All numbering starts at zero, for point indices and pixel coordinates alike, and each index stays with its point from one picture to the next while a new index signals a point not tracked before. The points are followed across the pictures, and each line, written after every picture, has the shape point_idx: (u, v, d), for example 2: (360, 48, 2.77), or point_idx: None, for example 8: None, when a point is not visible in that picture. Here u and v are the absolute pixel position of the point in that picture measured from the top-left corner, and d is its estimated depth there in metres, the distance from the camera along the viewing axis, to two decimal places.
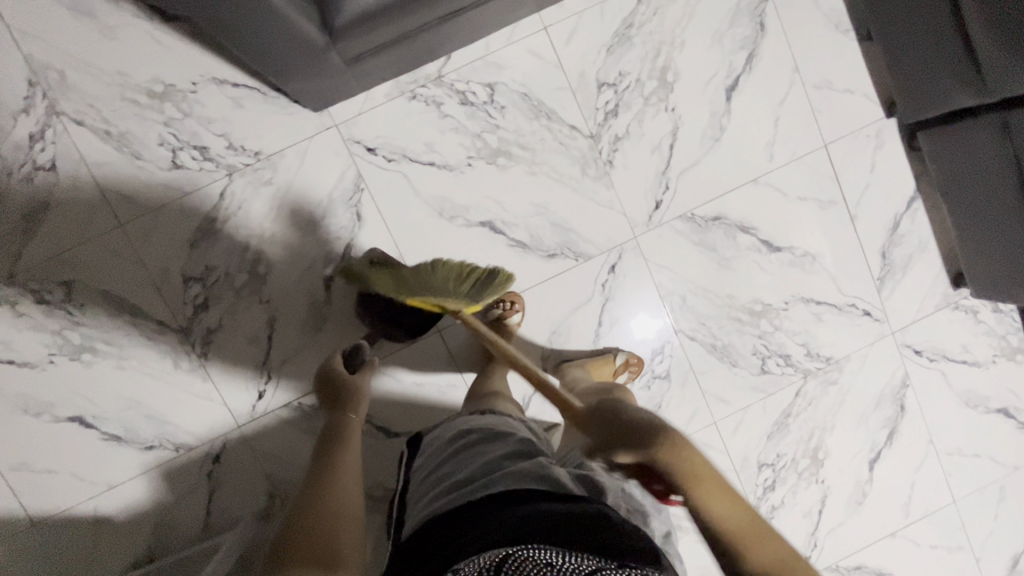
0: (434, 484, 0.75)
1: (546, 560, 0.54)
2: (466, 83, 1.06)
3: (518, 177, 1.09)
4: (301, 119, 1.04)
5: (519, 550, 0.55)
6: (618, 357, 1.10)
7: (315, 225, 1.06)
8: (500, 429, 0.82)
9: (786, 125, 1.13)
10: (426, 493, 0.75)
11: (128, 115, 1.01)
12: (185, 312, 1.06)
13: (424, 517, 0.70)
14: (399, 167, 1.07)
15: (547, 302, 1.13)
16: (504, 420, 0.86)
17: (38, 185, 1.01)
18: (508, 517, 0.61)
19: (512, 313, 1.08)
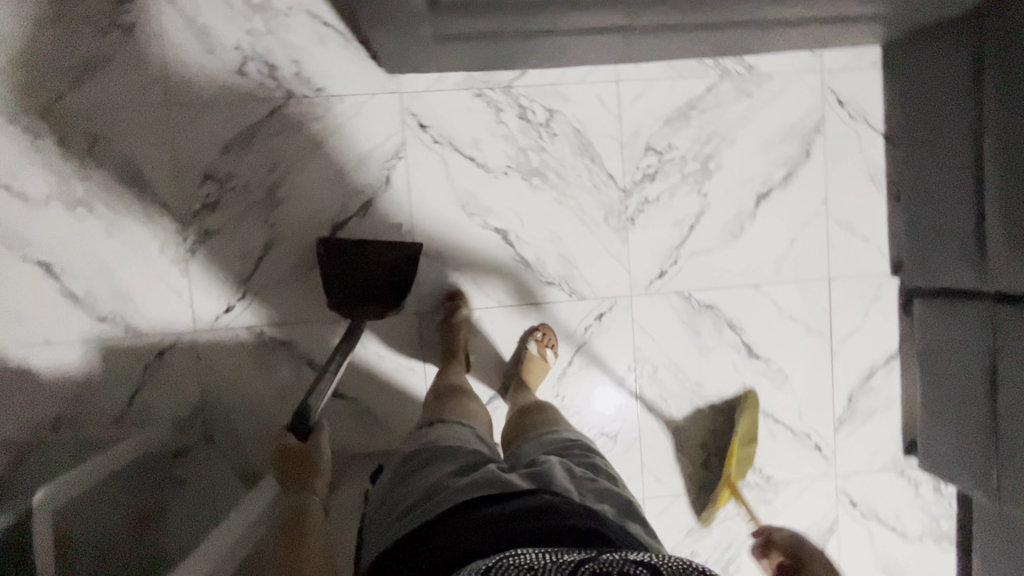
0: (389, 507, 0.76)
1: (527, 562, 0.54)
2: (530, 101, 1.11)
3: (545, 201, 1.13)
4: (370, 75, 1.08)
5: (501, 560, 0.54)
6: (532, 349, 1.12)
7: (345, 174, 1.09)
8: (447, 443, 0.83)
9: (800, 248, 1.18)
10: (383, 517, 0.76)
11: (217, 13, 1.06)
12: (192, 206, 1.07)
13: (380, 544, 0.70)
14: (441, 151, 1.11)
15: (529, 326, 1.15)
16: (453, 431, 0.88)
17: (109, 42, 1.05)
18: (472, 523, 0.63)
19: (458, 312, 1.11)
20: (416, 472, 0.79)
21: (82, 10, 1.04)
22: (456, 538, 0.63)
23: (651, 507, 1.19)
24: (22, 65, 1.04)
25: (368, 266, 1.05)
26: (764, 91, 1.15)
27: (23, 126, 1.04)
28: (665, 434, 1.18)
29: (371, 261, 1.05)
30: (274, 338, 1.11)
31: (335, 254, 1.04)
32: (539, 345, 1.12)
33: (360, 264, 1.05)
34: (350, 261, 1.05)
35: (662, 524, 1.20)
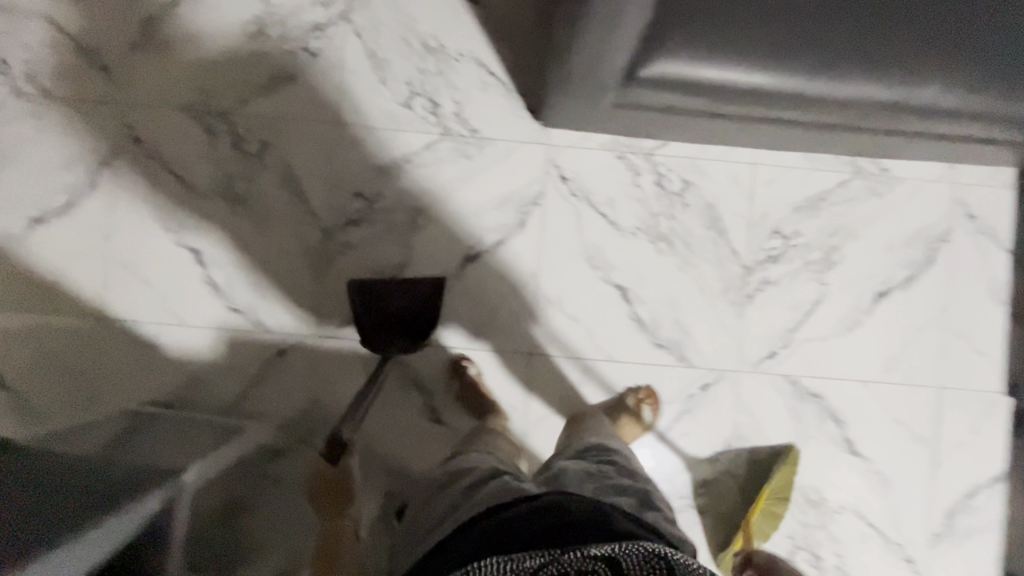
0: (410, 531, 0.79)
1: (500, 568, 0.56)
2: (667, 170, 1.16)
3: (668, 266, 1.16)
4: (523, 125, 1.15)
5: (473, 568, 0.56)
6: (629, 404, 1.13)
7: (483, 210, 1.15)
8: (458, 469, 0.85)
9: (914, 351, 1.18)
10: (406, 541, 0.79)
11: (396, 50, 1.15)
12: (338, 219, 1.14)
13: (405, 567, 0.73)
14: (576, 204, 1.15)
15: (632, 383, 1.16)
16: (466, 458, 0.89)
17: (295, 61, 1.14)
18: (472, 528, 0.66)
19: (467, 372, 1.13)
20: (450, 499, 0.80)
21: (279, 31, 1.14)
22: (458, 544, 0.64)
23: None
24: (215, 71, 1.14)
25: (395, 301, 1.07)
26: (894, 194, 1.18)
27: (204, 124, 1.14)
28: None
29: (403, 296, 1.07)
30: (389, 355, 1.14)
31: (371, 292, 1.06)
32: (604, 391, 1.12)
33: (394, 301, 1.07)
34: (383, 297, 1.06)
35: None
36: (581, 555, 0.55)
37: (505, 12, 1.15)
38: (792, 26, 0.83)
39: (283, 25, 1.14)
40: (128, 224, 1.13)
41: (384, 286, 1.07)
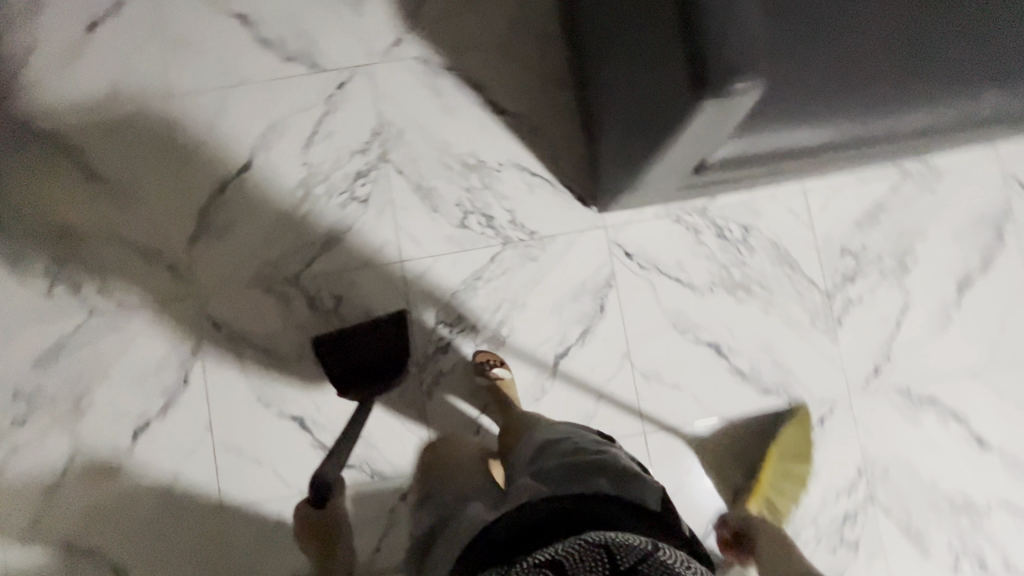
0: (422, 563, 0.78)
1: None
2: (725, 220, 1.18)
3: (752, 312, 1.17)
4: (577, 214, 1.18)
5: None
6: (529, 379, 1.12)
7: (563, 306, 1.16)
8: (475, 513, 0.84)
9: (1013, 332, 1.18)
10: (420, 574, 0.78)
11: (440, 176, 1.18)
12: (426, 351, 1.15)
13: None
14: (648, 276, 1.17)
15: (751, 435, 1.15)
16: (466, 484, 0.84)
17: (348, 212, 1.18)
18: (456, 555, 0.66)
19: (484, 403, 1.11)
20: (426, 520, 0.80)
21: (327, 187, 1.18)
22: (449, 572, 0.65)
23: None
24: (275, 240, 1.17)
25: (357, 340, 1.10)
26: (948, 186, 1.20)
27: (276, 292, 1.16)
28: (908, 538, 1.14)
29: (366, 335, 1.11)
30: None
31: (335, 336, 1.11)
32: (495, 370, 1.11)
33: (356, 339, 1.10)
34: (347, 339, 1.11)
35: None
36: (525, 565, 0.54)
37: (535, 115, 1.19)
38: (844, 78, 0.86)
39: (329, 180, 1.18)
40: (227, 408, 1.14)
41: (351, 331, 1.11)
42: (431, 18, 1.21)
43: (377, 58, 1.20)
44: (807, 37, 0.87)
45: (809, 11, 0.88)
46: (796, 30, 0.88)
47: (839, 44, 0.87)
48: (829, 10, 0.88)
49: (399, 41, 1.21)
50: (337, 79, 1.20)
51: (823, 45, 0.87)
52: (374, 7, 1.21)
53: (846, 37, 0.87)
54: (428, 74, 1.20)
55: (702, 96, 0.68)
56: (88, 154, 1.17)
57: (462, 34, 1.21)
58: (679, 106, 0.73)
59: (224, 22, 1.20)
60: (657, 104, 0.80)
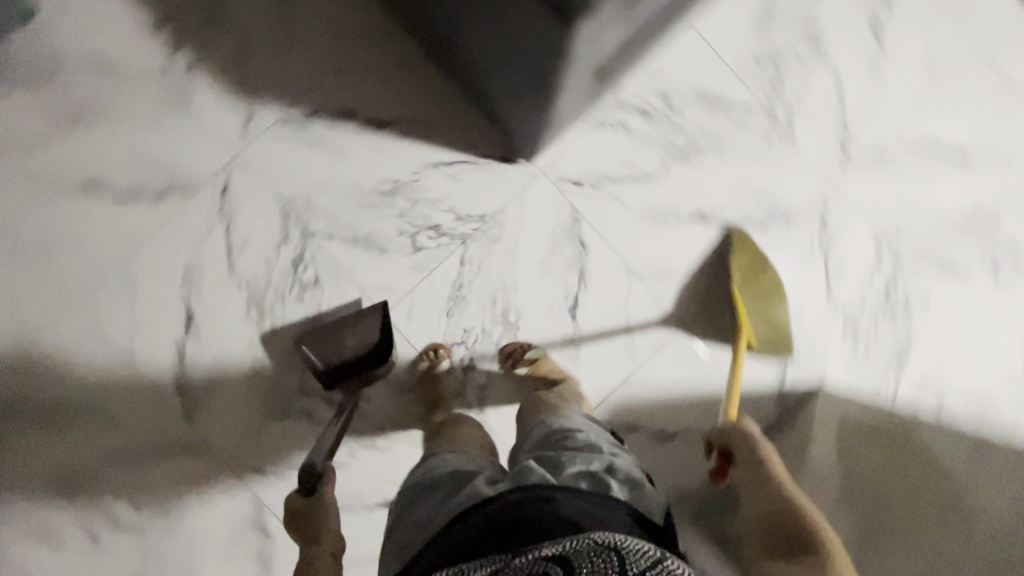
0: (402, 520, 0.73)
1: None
2: (642, 100, 1.16)
3: (713, 165, 1.17)
4: (511, 175, 1.15)
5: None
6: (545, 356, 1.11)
7: (550, 263, 1.15)
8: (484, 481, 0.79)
9: (935, 44, 1.20)
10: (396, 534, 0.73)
11: (369, 217, 1.13)
12: (456, 377, 1.14)
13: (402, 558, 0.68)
14: (606, 190, 1.15)
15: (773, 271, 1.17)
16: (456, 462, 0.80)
17: (309, 302, 1.13)
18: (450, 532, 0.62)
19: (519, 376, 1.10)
20: (416, 485, 0.78)
21: (275, 292, 1.12)
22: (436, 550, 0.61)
23: (981, 336, 1.19)
24: (261, 367, 1.12)
25: (348, 340, 1.07)
26: None
27: (293, 412, 1.12)
28: (945, 271, 1.19)
29: (358, 332, 1.08)
30: None
31: (320, 335, 1.08)
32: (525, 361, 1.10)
33: (346, 339, 1.08)
34: (334, 338, 1.08)
35: (1001, 343, 1.19)
36: (530, 557, 0.52)
37: (419, 109, 1.14)
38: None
39: (273, 284, 1.12)
40: None
41: (337, 327, 1.08)
42: (266, 79, 1.13)
43: (242, 146, 1.13)
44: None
45: None
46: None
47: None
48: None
49: (251, 118, 1.13)
50: (218, 189, 1.12)
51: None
52: (207, 100, 1.13)
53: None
54: (298, 132, 1.13)
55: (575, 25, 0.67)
56: (32, 402, 1.08)
57: (305, 75, 1.14)
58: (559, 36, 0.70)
59: (77, 200, 1.10)
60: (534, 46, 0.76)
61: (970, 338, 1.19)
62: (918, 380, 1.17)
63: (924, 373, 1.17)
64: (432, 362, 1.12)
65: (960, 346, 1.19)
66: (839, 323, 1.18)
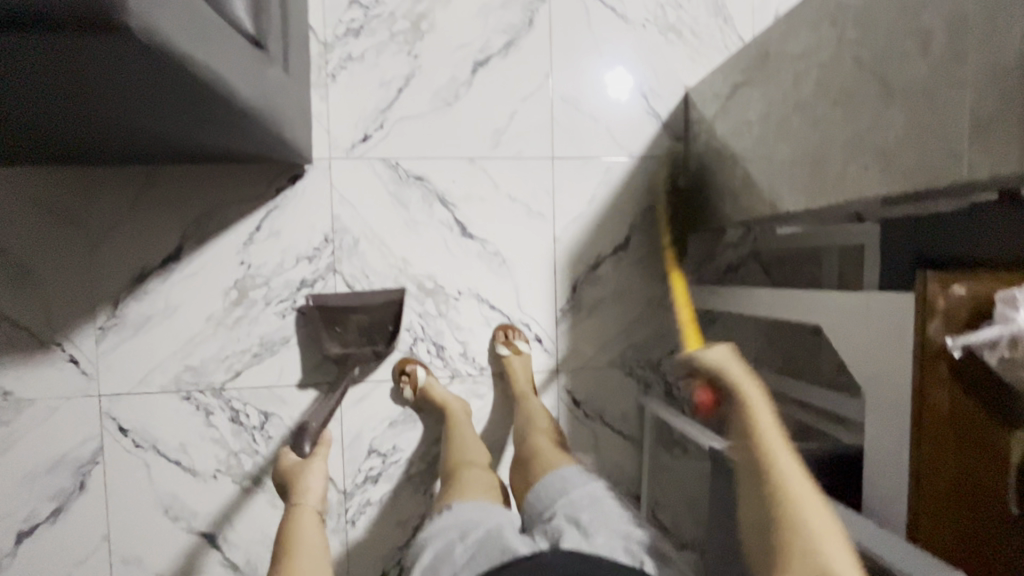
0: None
1: None
2: (341, 21, 1.06)
3: (447, 14, 1.09)
4: (311, 185, 1.08)
5: None
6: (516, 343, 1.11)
7: (411, 218, 1.10)
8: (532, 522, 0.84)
9: None
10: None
11: (248, 330, 1.07)
12: (439, 365, 1.12)
13: None
14: (392, 120, 1.09)
15: (570, 47, 1.13)
16: (481, 512, 0.83)
17: (279, 433, 1.09)
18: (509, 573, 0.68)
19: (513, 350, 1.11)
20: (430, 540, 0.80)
21: (247, 454, 1.08)
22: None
23: None
24: None
25: (359, 317, 1.07)
26: None
27: (357, 515, 1.11)
28: None
29: (368, 309, 1.07)
30: (570, 298, 1.15)
31: (334, 312, 1.06)
32: (508, 344, 1.11)
33: (355, 316, 1.07)
34: (346, 312, 1.06)
35: None
36: None
37: (188, 213, 1.05)
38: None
39: (239, 450, 1.08)
40: None
41: (346, 309, 1.06)
42: (49, 317, 1.03)
43: (95, 384, 1.04)
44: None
45: None
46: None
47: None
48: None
49: (76, 358, 1.04)
50: (118, 432, 1.05)
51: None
52: (27, 381, 1.03)
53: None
54: (122, 328, 1.05)
55: (144, 45, 0.52)
56: None
57: (75, 281, 1.03)
58: (173, 71, 0.59)
59: (28, 551, 1.04)
60: (166, 86, 0.65)
61: None
62: (751, 16, 1.17)
63: (749, 4, 1.17)
64: (412, 383, 1.09)
65: None
66: (656, 33, 1.15)
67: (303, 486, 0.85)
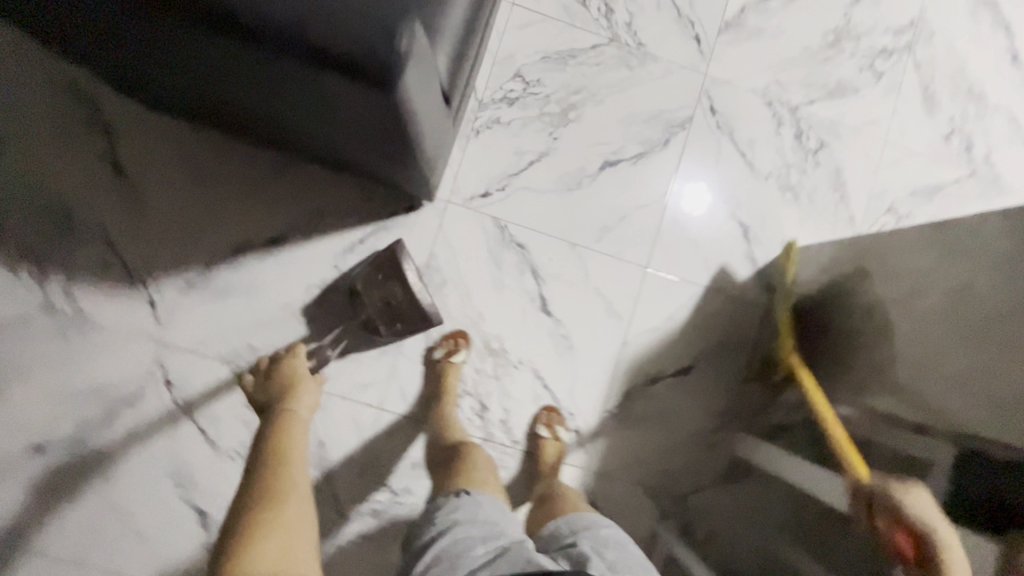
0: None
1: None
2: (501, 88, 1.16)
3: (594, 112, 1.18)
4: (423, 219, 1.14)
5: None
6: (559, 430, 1.13)
7: (500, 279, 1.15)
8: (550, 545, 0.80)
9: None
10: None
11: (317, 331, 1.11)
12: (476, 424, 1.13)
13: None
14: (514, 187, 1.16)
15: (693, 175, 1.20)
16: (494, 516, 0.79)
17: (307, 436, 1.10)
18: None
19: (555, 434, 1.12)
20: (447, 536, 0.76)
21: None
22: None
23: (896, 138, 1.25)
24: None
25: (399, 294, 1.05)
26: None
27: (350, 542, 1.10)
28: (838, 97, 1.23)
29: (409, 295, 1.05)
30: (620, 403, 1.17)
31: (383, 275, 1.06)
32: (548, 427, 1.12)
33: (394, 291, 1.05)
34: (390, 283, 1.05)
35: (913, 134, 1.25)
36: None
37: (305, 207, 1.10)
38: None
39: None
40: None
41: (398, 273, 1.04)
42: (147, 258, 1.08)
43: (161, 332, 1.08)
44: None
45: None
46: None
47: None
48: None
49: (155, 302, 1.08)
50: (162, 383, 1.07)
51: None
52: (103, 308, 1.07)
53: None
54: (206, 290, 1.09)
55: (390, 93, 0.63)
56: None
57: (183, 233, 1.08)
58: (384, 114, 0.69)
59: (36, 468, 1.05)
60: (348, 123, 0.76)
61: (887, 145, 1.24)
62: (865, 203, 1.23)
63: (867, 192, 1.23)
64: (449, 349, 1.12)
65: (882, 155, 1.24)
66: (775, 189, 1.21)
67: (297, 398, 0.96)
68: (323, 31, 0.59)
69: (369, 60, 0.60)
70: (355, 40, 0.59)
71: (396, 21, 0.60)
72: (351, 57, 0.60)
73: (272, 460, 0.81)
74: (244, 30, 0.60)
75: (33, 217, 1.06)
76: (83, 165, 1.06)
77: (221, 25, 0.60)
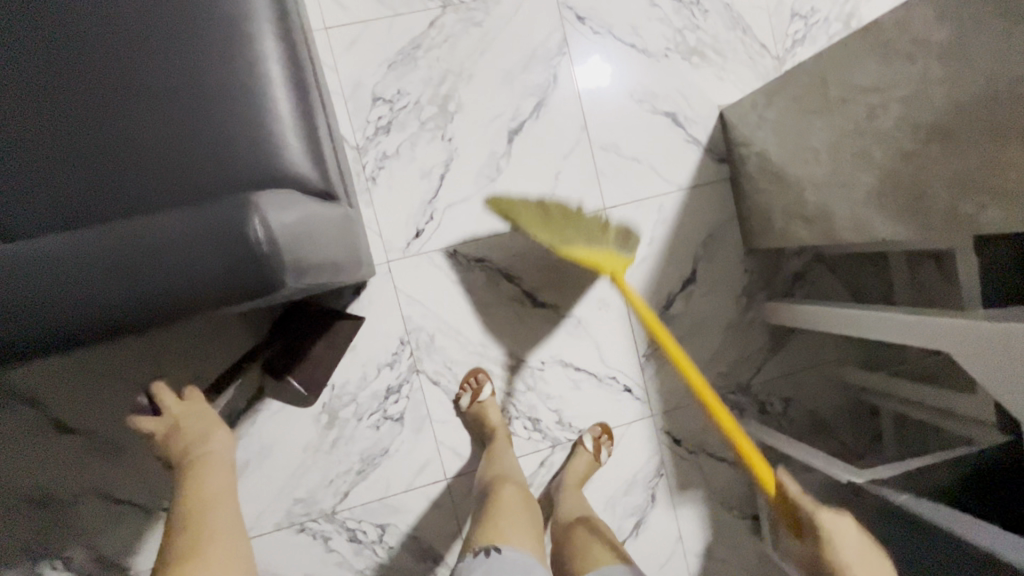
0: None
1: None
2: (369, 121, 1.04)
3: (471, 89, 1.06)
4: (377, 290, 1.06)
5: None
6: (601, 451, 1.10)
7: (481, 301, 1.09)
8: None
9: None
10: None
11: (346, 449, 1.06)
12: (537, 437, 1.12)
13: None
14: (440, 209, 1.07)
15: (601, 77, 1.11)
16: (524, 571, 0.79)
17: (398, 542, 1.08)
18: None
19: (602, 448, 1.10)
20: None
21: (371, 568, 1.08)
22: None
23: None
24: None
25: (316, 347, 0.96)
26: None
27: None
28: None
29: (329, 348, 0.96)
30: (650, 341, 1.15)
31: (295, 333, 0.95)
32: (595, 443, 1.10)
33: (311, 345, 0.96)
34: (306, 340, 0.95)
35: None
36: None
37: None
38: (190, 82, 0.67)
39: (363, 568, 1.07)
40: None
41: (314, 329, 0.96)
42: (150, 487, 1.01)
43: None
44: (120, 127, 0.66)
45: (103, 85, 0.66)
46: (117, 143, 0.66)
47: (140, 81, 0.66)
48: (74, 86, 0.65)
49: None
50: None
51: (138, 116, 0.66)
52: (141, 552, 1.01)
53: (118, 72, 0.66)
54: None
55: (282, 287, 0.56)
56: None
57: None
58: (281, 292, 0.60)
59: None
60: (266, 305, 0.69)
61: None
62: (768, 24, 1.15)
63: (766, 12, 1.15)
64: (473, 391, 1.07)
65: None
66: (680, 60, 1.13)
67: (212, 440, 0.74)
68: (191, 276, 0.53)
69: (248, 276, 0.53)
70: (220, 265, 0.52)
71: (241, 219, 0.52)
72: (227, 287, 0.53)
73: (194, 507, 0.66)
74: (123, 324, 0.53)
75: (20, 521, 0.98)
76: (30, 445, 0.97)
77: (96, 336, 0.54)
